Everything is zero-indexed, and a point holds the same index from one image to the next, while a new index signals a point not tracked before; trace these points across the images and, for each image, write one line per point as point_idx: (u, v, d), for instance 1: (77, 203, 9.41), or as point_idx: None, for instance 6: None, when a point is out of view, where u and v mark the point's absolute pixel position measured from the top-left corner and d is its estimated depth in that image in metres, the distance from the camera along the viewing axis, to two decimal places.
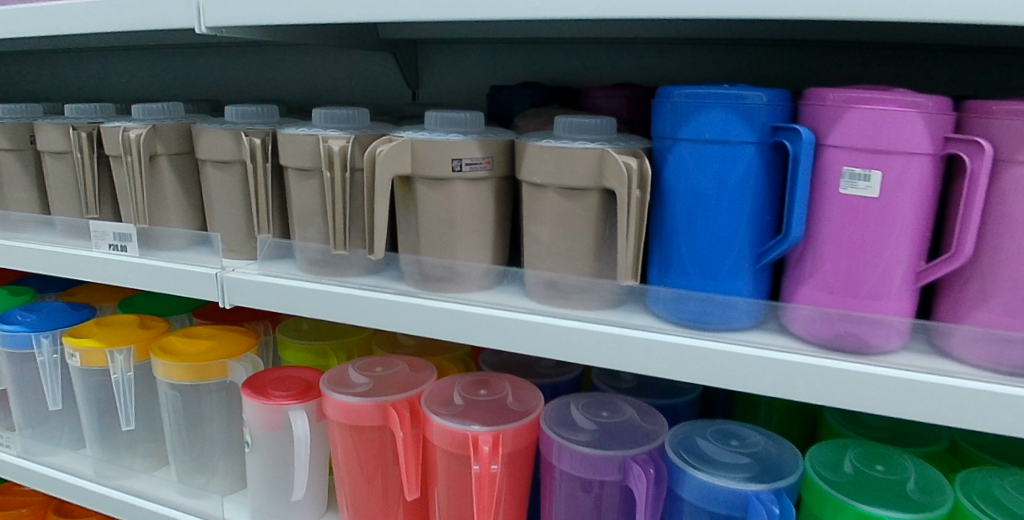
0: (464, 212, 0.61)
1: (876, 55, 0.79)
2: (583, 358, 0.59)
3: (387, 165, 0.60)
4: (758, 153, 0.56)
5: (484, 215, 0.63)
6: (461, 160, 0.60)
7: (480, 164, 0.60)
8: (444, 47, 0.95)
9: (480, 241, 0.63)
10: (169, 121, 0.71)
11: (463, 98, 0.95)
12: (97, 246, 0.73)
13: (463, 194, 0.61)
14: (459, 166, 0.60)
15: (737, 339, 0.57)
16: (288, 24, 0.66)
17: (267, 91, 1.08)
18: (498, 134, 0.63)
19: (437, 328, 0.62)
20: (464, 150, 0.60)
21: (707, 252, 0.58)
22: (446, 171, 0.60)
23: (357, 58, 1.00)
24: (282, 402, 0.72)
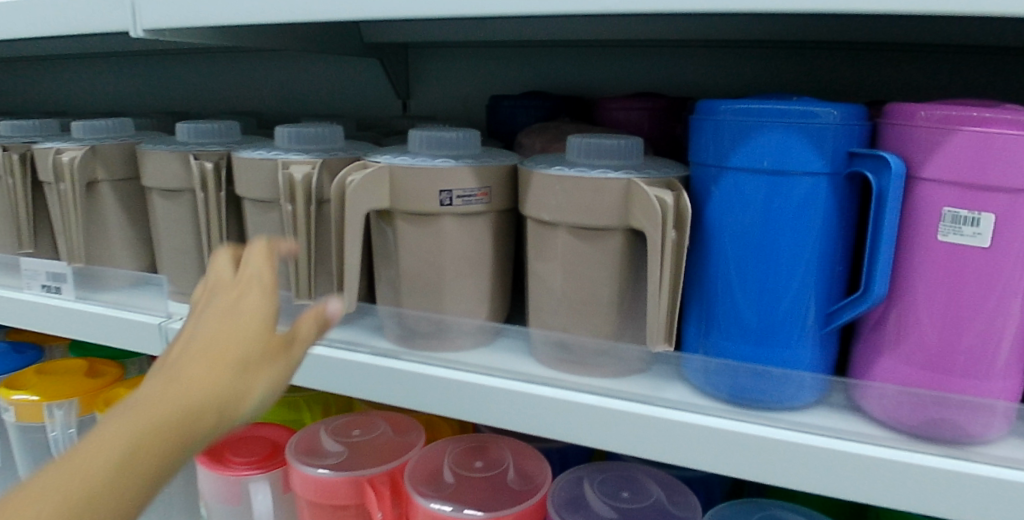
0: (455, 256, 0.50)
1: (939, 58, 0.67)
2: (602, 443, 0.47)
3: (359, 200, 0.48)
4: (829, 187, 0.44)
5: (479, 257, 0.51)
6: (451, 192, 0.48)
7: (475, 197, 0.49)
8: (437, 52, 0.84)
9: (476, 290, 0.52)
10: (111, 141, 0.60)
11: (459, 109, 0.84)
12: (30, 287, 0.63)
13: (454, 234, 0.50)
14: (448, 200, 0.48)
15: (798, 423, 0.45)
16: (245, 25, 0.55)
17: (244, 101, 0.97)
18: (498, 157, 0.51)
19: (423, 399, 0.50)
20: (454, 180, 0.48)
21: (761, 312, 0.46)
22: (432, 206, 0.48)
23: (341, 64, 0.89)
24: (242, 473, 0.61)
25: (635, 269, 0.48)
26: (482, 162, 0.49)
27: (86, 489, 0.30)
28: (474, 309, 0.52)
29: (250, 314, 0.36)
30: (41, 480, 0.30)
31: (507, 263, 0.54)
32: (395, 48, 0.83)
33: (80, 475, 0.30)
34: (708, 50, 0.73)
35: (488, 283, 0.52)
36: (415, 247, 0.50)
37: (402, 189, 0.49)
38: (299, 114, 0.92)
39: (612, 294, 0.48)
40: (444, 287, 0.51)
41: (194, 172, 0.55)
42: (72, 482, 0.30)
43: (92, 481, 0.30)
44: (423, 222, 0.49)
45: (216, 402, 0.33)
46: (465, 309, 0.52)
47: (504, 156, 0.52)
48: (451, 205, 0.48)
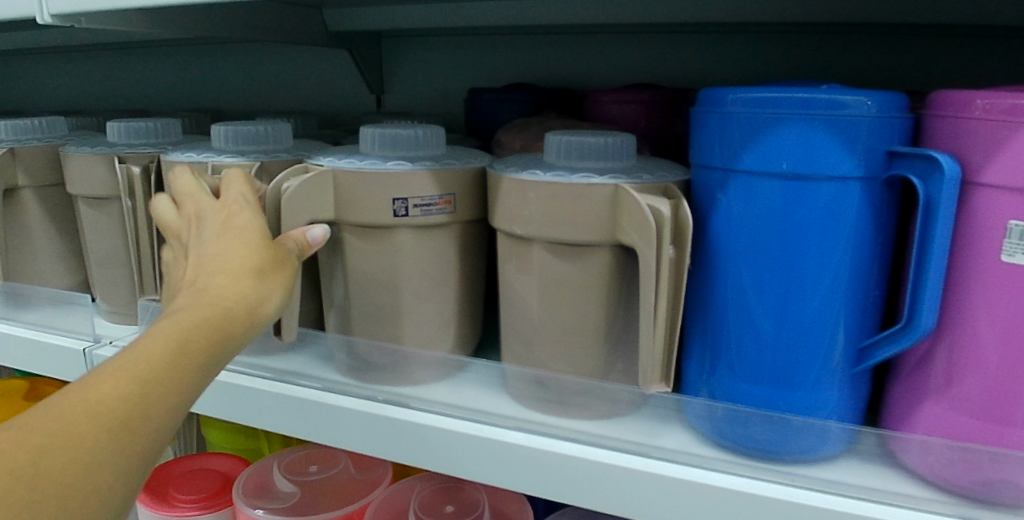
0: (412, 276, 0.42)
1: (970, 42, 0.59)
2: (585, 502, 0.39)
3: (296, 210, 0.40)
4: (861, 195, 0.35)
5: (441, 277, 0.43)
6: (406, 200, 0.41)
7: (436, 206, 0.41)
8: (414, 42, 0.76)
9: (439, 315, 0.44)
10: (35, 142, 0.53)
11: (438, 105, 0.77)
12: None
13: (411, 250, 0.42)
14: (403, 209, 0.41)
15: (823, 483, 0.37)
16: (174, 8, 0.47)
17: (213, 99, 0.91)
18: (467, 157, 0.44)
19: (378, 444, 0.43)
20: (409, 187, 0.40)
21: (777, 345, 0.38)
22: (384, 217, 0.41)
23: (312, 57, 0.82)
24: (186, 513, 0.53)
25: (625, 293, 0.40)
26: (443, 164, 0.41)
27: (123, 403, 0.28)
28: (436, 337, 0.45)
29: (253, 238, 0.35)
30: (69, 393, 0.27)
31: (478, 282, 0.47)
32: (367, 39, 0.76)
33: (116, 391, 0.28)
34: (713, 37, 0.65)
35: (454, 307, 0.45)
36: (367, 263, 0.43)
37: (349, 198, 0.41)
38: (268, 112, 0.85)
39: (597, 322, 0.40)
40: (402, 312, 0.43)
41: (120, 178, 0.48)
42: (106, 398, 0.27)
43: (125, 396, 0.28)
44: (375, 235, 0.42)
45: (236, 331, 0.32)
46: (426, 337, 0.44)
47: (475, 156, 0.44)
48: (407, 216, 0.41)
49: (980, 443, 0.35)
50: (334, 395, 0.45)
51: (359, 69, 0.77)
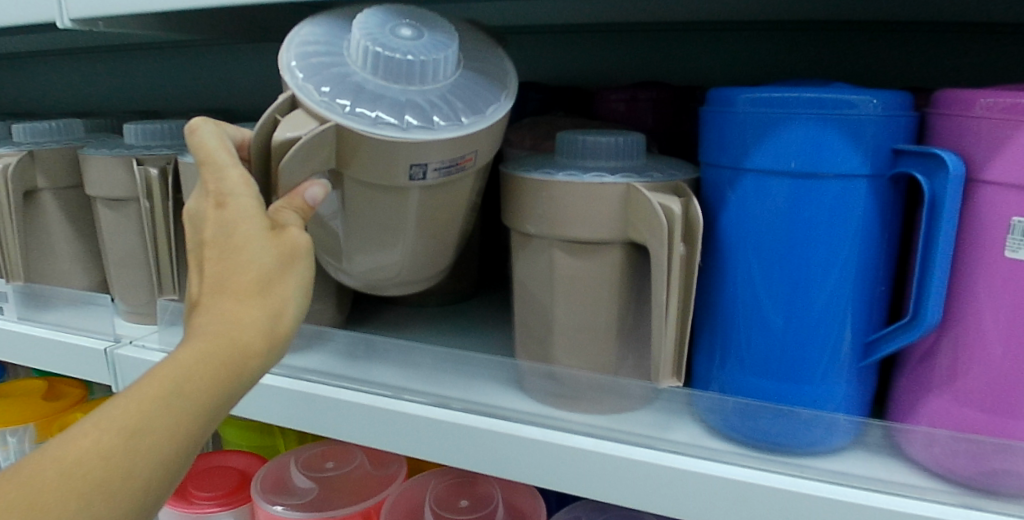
0: (416, 226, 0.42)
1: (970, 39, 0.59)
2: (596, 495, 0.40)
3: (306, 163, 0.36)
4: (868, 192, 0.36)
5: (445, 218, 0.42)
6: (426, 165, 0.37)
7: (455, 166, 0.38)
8: None
9: (427, 253, 0.45)
10: (52, 145, 0.54)
11: None
12: None
13: (421, 205, 0.40)
14: (420, 172, 0.38)
15: (832, 475, 0.38)
16: (189, 11, 0.48)
17: (223, 99, 0.91)
18: (481, 93, 0.39)
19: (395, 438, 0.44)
20: (428, 153, 0.37)
21: (786, 340, 0.38)
22: (400, 181, 0.38)
23: None
24: (205, 510, 0.54)
25: (636, 289, 0.41)
26: (465, 119, 0.37)
27: (100, 463, 0.25)
28: (419, 268, 0.46)
29: (255, 247, 0.30)
30: (50, 450, 0.26)
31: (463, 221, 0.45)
32: None
33: (96, 447, 0.26)
34: (719, 34, 0.66)
35: (445, 241, 0.45)
36: (369, 214, 0.40)
37: (353, 153, 0.37)
38: None
39: (608, 320, 0.41)
40: (396, 248, 0.42)
41: (137, 179, 0.48)
42: (80, 459, 0.25)
43: (104, 454, 0.26)
44: (382, 195, 0.39)
45: (243, 366, 0.28)
46: (413, 267, 0.45)
47: (488, 87, 0.39)
48: (424, 179, 0.38)
49: (985, 434, 0.35)
50: (351, 392, 0.46)
51: None
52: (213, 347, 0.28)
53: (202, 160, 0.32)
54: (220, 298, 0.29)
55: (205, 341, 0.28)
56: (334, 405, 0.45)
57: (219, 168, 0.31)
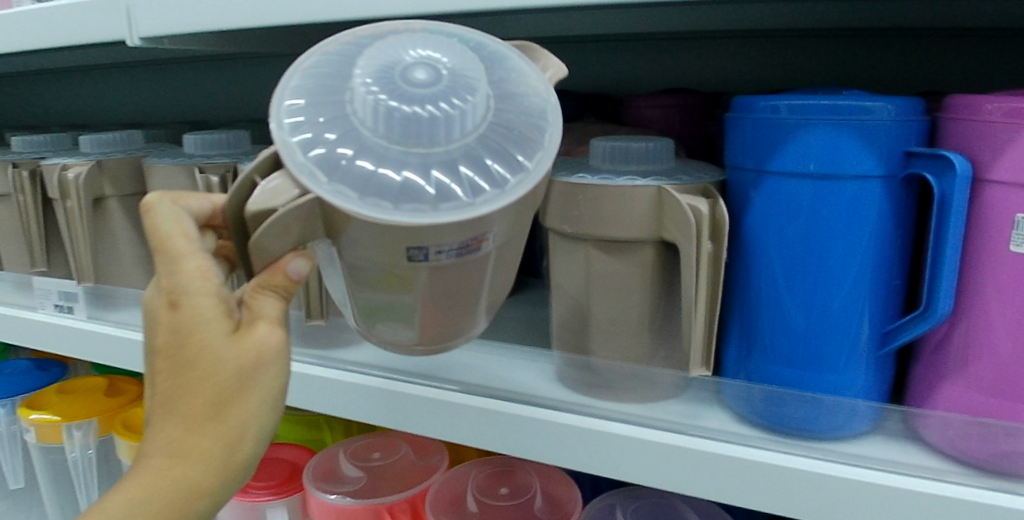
0: (431, 298, 0.34)
1: (990, 44, 0.61)
2: (630, 477, 0.43)
3: (277, 234, 0.33)
4: (883, 192, 0.39)
5: (466, 301, 0.35)
6: (428, 249, 0.31)
7: (467, 248, 0.32)
8: None
9: (452, 324, 0.36)
10: (118, 155, 0.58)
11: None
12: (43, 307, 0.62)
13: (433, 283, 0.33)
14: (420, 257, 0.31)
15: (852, 458, 0.40)
16: (248, 30, 0.52)
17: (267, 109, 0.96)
18: (521, 135, 0.30)
19: (440, 425, 0.47)
20: (436, 233, 0.30)
21: (807, 330, 0.41)
22: (397, 262, 0.32)
23: None
24: (259, 498, 0.58)
25: (667, 284, 0.43)
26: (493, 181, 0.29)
27: None
28: (449, 336, 0.36)
29: (215, 359, 0.34)
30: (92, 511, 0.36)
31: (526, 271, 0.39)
32: None
33: (114, 518, 0.35)
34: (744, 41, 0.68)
35: (479, 309, 0.36)
36: (374, 294, 0.34)
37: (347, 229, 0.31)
38: None
39: (640, 314, 0.44)
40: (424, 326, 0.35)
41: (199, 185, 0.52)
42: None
43: None
44: (389, 276, 0.33)
45: (216, 460, 0.35)
46: (444, 340, 0.37)
47: (533, 123, 0.30)
48: (424, 262, 0.32)
49: (996, 418, 0.38)
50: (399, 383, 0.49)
51: None
52: (189, 446, 0.35)
53: (161, 245, 0.35)
54: (192, 400, 0.35)
55: (182, 441, 0.35)
56: (384, 395, 0.49)
57: (176, 271, 0.34)
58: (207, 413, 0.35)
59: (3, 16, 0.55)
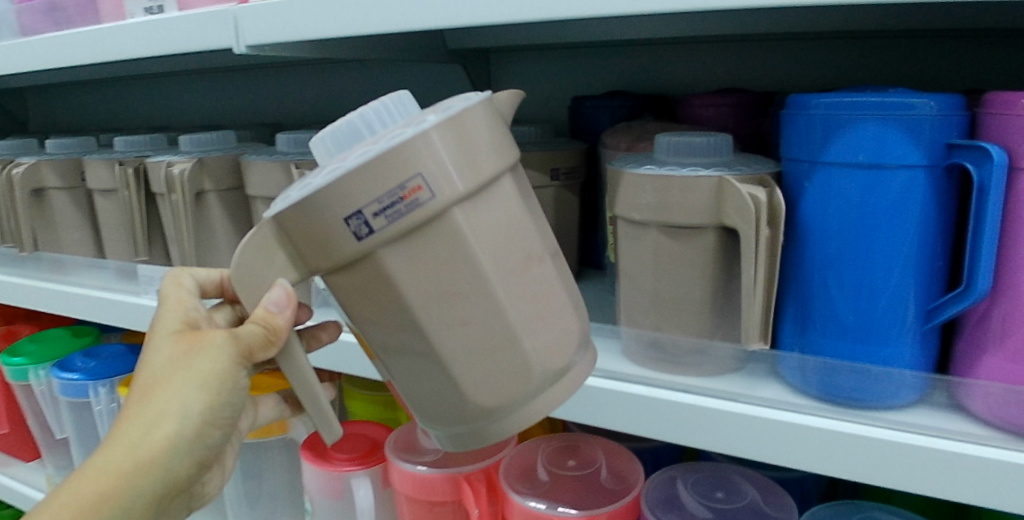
0: (440, 321, 0.35)
1: None
2: (694, 441, 0.48)
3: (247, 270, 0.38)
4: (927, 181, 0.42)
5: (458, 283, 0.35)
6: (360, 213, 0.33)
7: (400, 196, 0.33)
8: (519, 56, 0.86)
9: (483, 359, 0.36)
10: (216, 153, 0.64)
11: (542, 112, 0.86)
12: (146, 292, 0.68)
13: (410, 272, 0.34)
14: (364, 227, 0.33)
15: (899, 424, 0.44)
16: (341, 39, 0.57)
17: (331, 111, 1.01)
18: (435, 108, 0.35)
19: None
20: (377, 189, 0.33)
21: (857, 308, 0.45)
22: (352, 246, 0.34)
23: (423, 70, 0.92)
24: (344, 467, 0.63)
25: (728, 267, 0.48)
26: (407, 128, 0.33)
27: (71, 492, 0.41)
28: (486, 373, 0.36)
29: (169, 347, 0.43)
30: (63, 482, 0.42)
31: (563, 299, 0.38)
32: (479, 58, 0.86)
33: (73, 482, 0.41)
34: (791, 42, 0.72)
35: (511, 341, 0.36)
36: (372, 300, 0.36)
37: (303, 238, 0.35)
38: None
39: (703, 294, 0.48)
40: (454, 364, 0.36)
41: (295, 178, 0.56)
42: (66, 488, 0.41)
43: (72, 487, 0.41)
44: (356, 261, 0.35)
45: (154, 428, 0.41)
46: (486, 382, 0.36)
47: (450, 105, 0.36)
48: (371, 232, 0.33)
49: None
50: None
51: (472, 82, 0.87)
52: (137, 417, 0.42)
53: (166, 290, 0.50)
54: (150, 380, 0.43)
55: (134, 415, 0.42)
56: None
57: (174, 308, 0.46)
58: (153, 389, 0.42)
59: (118, 28, 0.61)
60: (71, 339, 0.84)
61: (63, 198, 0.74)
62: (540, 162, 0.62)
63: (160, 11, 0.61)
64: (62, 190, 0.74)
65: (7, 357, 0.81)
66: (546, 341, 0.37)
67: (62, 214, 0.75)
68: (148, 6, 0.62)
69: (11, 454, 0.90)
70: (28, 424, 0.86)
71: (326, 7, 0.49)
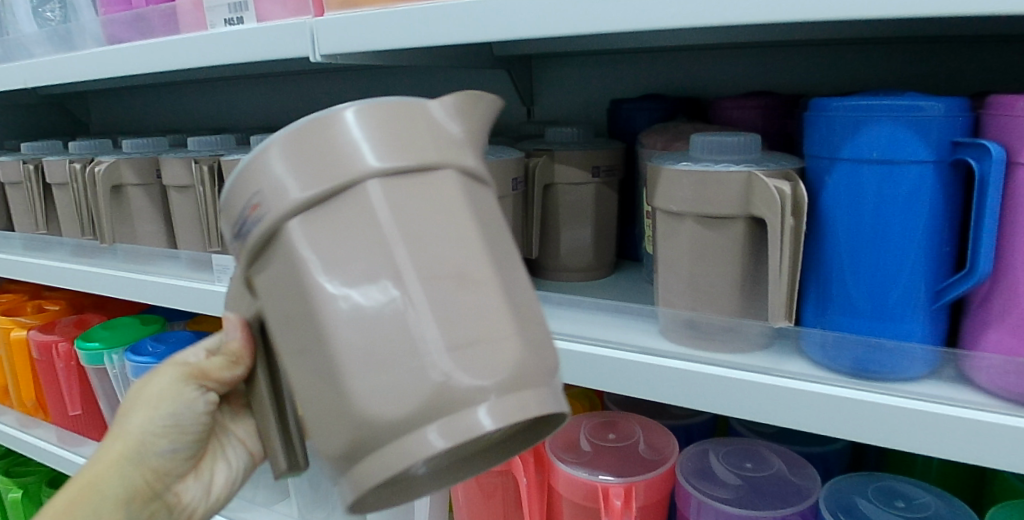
0: (292, 347, 0.32)
1: None
2: (726, 410, 0.53)
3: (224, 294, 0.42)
4: (935, 174, 0.48)
5: (291, 308, 0.31)
6: (230, 220, 0.34)
7: (246, 210, 0.33)
8: (558, 64, 0.92)
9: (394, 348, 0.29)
10: None
11: (580, 115, 0.92)
12: (218, 281, 0.73)
13: (268, 288, 0.32)
14: (234, 233, 0.34)
15: (909, 392, 0.49)
16: (403, 48, 0.63)
17: None
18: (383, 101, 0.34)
19: (571, 373, 0.59)
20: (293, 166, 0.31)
21: (873, 289, 0.50)
22: (270, 220, 0.31)
23: (468, 76, 0.98)
24: None
25: (757, 253, 0.53)
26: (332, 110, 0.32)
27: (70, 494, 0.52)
28: (385, 380, 0.29)
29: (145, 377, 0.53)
30: None
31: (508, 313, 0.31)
32: (521, 65, 0.92)
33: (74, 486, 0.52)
34: (814, 48, 0.78)
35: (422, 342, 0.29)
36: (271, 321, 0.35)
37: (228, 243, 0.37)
38: None
39: (734, 277, 0.54)
40: (356, 373, 0.30)
41: None
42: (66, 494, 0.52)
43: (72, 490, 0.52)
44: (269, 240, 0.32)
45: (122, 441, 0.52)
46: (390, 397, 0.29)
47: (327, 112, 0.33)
48: (234, 240, 0.34)
49: None
50: None
51: (514, 87, 0.93)
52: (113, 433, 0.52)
53: None
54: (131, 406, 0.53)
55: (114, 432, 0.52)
56: None
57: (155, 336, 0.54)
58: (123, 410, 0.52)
59: (201, 37, 0.68)
60: (141, 325, 0.91)
61: (140, 194, 0.82)
62: (583, 160, 0.69)
63: (240, 23, 0.68)
64: (139, 186, 0.81)
65: (84, 341, 0.88)
66: (471, 356, 0.29)
67: (138, 209, 0.82)
68: (229, 18, 0.68)
69: (83, 434, 0.98)
70: (100, 405, 0.93)
71: (399, 23, 0.56)
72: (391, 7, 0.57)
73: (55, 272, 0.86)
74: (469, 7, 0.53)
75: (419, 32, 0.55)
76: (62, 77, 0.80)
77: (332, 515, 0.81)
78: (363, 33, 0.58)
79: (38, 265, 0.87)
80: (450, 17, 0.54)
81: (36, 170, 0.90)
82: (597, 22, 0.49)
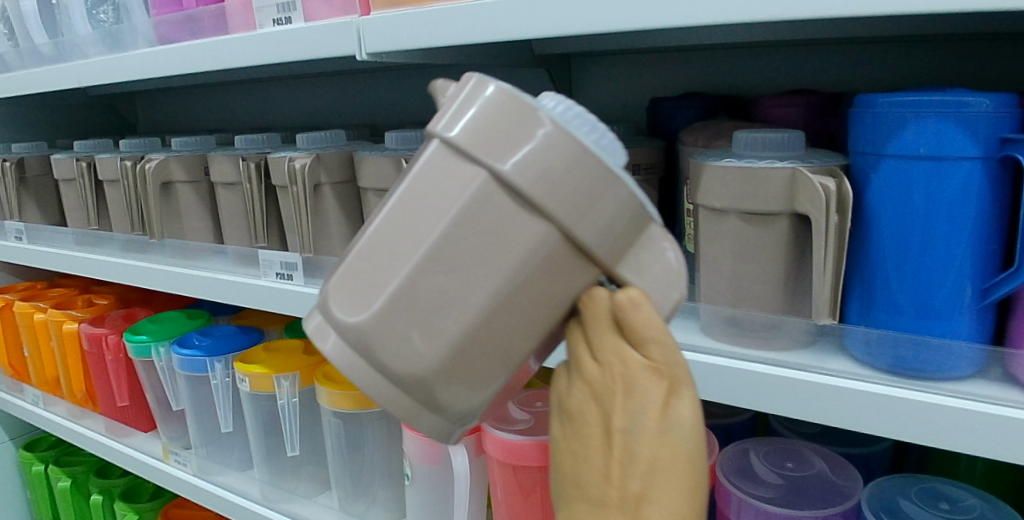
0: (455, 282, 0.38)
1: None
2: (769, 408, 0.53)
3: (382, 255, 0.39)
4: (982, 171, 0.47)
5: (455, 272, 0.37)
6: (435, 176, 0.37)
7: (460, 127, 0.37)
8: (597, 62, 0.93)
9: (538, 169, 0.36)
10: (332, 150, 0.72)
11: (619, 113, 0.93)
12: (265, 274, 0.75)
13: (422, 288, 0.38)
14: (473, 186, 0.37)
15: (957, 391, 0.48)
16: (448, 45, 0.64)
17: (418, 114, 1.10)
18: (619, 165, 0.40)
19: None
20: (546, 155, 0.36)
21: (917, 286, 0.50)
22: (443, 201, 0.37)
23: (507, 75, 0.99)
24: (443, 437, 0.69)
25: (798, 252, 0.53)
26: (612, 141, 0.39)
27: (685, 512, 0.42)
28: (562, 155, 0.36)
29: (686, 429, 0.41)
30: None
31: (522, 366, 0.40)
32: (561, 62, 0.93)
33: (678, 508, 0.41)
34: (853, 45, 0.77)
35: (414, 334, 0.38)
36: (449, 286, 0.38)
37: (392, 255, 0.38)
38: None
39: (777, 275, 0.54)
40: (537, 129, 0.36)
41: None
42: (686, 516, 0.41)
43: None
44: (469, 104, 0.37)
45: None
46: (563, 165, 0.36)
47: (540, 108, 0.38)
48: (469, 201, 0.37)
49: None
50: None
51: (553, 84, 0.94)
52: None
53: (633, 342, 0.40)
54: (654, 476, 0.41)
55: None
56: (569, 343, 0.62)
57: (660, 345, 0.40)
58: None
59: (250, 38, 0.70)
60: (187, 319, 0.94)
61: (188, 191, 0.84)
62: None
63: (288, 22, 0.69)
64: (187, 183, 0.84)
65: (133, 334, 0.91)
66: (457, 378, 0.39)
67: (186, 204, 0.85)
68: (278, 18, 0.70)
69: (133, 424, 1.02)
70: (148, 397, 0.96)
71: (444, 22, 0.57)
72: (438, 5, 0.58)
73: (107, 266, 0.89)
74: (514, 7, 0.54)
75: (464, 32, 0.56)
76: (115, 75, 0.83)
77: (369, 509, 0.82)
78: (408, 31, 0.59)
79: (90, 259, 0.90)
80: (497, 15, 0.55)
81: (87, 166, 0.93)
82: (643, 21, 0.49)
